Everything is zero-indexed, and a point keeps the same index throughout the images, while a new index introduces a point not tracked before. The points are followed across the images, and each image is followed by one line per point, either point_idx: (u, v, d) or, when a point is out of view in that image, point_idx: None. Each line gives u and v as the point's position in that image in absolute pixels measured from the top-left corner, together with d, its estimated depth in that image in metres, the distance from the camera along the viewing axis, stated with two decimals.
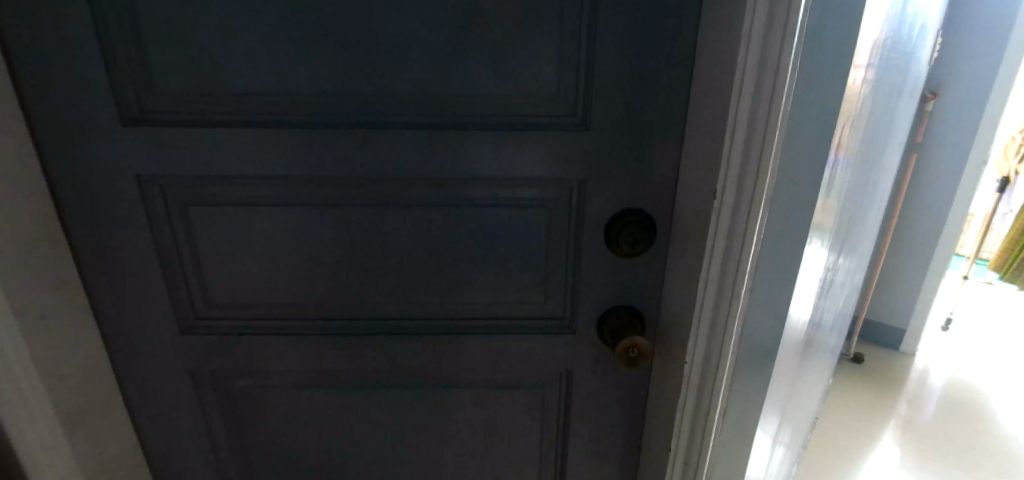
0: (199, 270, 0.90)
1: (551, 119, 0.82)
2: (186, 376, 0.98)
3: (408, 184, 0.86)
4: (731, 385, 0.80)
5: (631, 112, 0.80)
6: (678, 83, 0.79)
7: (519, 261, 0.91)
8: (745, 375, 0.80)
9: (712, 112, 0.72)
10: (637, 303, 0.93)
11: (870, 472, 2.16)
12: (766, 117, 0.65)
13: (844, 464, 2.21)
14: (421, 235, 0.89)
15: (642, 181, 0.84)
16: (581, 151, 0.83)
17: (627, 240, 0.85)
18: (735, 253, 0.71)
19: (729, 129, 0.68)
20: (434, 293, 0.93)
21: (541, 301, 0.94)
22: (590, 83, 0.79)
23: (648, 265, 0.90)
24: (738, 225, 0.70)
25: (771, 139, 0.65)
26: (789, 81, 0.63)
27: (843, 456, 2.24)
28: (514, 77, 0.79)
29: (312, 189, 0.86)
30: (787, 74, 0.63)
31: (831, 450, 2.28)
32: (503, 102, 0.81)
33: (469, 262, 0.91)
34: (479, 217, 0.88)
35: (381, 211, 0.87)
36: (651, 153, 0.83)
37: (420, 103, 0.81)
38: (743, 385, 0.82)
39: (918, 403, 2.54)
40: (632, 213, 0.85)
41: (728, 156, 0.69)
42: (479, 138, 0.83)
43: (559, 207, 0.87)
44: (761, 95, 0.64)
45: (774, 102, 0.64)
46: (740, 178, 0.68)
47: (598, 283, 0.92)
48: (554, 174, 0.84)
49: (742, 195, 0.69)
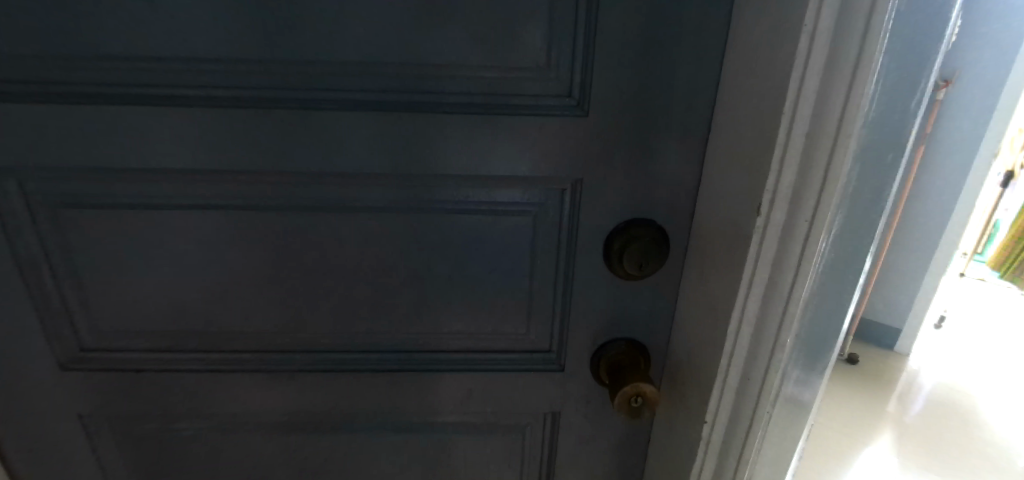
0: (79, 290, 0.70)
1: (537, 100, 0.61)
2: (72, 417, 0.78)
3: (348, 184, 0.66)
4: (765, 452, 0.62)
5: (644, 94, 0.60)
6: (711, 54, 0.59)
7: (494, 282, 0.72)
8: (781, 441, 0.62)
9: (758, 95, 0.52)
10: (641, 334, 0.75)
11: (859, 471, 2.04)
12: (840, 109, 0.45)
13: (832, 461, 2.08)
14: (370, 248, 0.69)
15: (655, 184, 0.65)
16: (578, 145, 0.63)
17: (633, 261, 0.66)
18: (782, 291, 0.53)
19: (783, 123, 0.49)
20: (387, 321, 0.74)
21: (523, 331, 0.75)
22: (593, 53, 0.58)
23: (655, 289, 0.72)
24: (788, 253, 0.52)
25: (848, 140, 0.46)
26: (883, 54, 0.43)
27: (831, 453, 2.12)
28: (491, 42, 0.58)
29: (225, 187, 0.65)
30: (880, 44, 0.42)
31: (819, 447, 2.15)
32: (474, 77, 0.60)
33: (431, 282, 0.72)
34: (443, 227, 0.68)
35: (315, 218, 0.68)
36: (669, 148, 0.63)
37: (364, 77, 0.60)
38: (783, 455, 0.63)
39: (908, 397, 2.43)
40: (640, 226, 0.66)
41: (779, 159, 0.50)
42: (442, 124, 0.62)
43: (545, 215, 0.68)
44: (835, 75, 0.45)
45: (853, 87, 0.44)
46: (796, 191, 0.49)
47: (594, 310, 0.73)
48: (541, 173, 0.65)
49: (796, 215, 0.50)
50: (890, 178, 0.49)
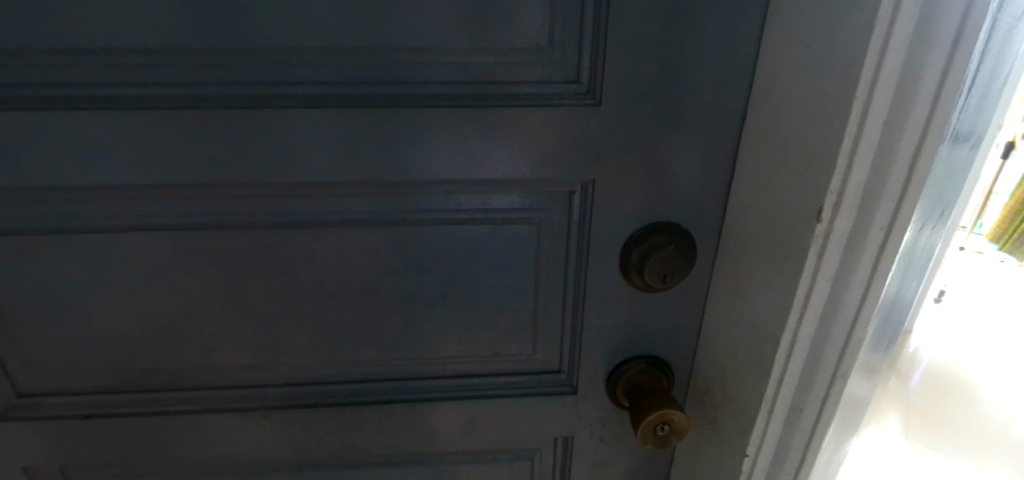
0: (7, 331, 0.60)
1: (537, 86, 0.51)
2: (20, 470, 0.68)
3: (317, 196, 0.55)
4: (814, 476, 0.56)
5: (666, 79, 0.50)
6: (750, 25, 0.48)
7: (493, 300, 0.62)
8: (829, 460, 0.56)
9: (811, 75, 0.42)
10: (662, 351, 0.66)
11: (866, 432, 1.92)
12: (933, 94, 0.37)
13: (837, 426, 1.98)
14: (348, 267, 0.60)
15: (681, 183, 0.55)
16: (590, 140, 0.53)
17: (655, 271, 0.57)
18: (846, 309, 0.45)
19: (852, 112, 0.39)
20: (371, 348, 0.64)
21: (528, 352, 0.66)
22: (606, 29, 0.48)
23: (678, 300, 0.63)
24: (856, 267, 0.44)
25: (941, 133, 0.38)
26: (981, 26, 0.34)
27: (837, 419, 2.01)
28: (481, 19, 0.48)
29: (171, 204, 0.55)
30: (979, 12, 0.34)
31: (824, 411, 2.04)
32: (462, 63, 0.49)
33: (421, 302, 0.62)
34: (432, 241, 0.59)
35: (281, 237, 0.58)
36: (698, 141, 0.53)
37: (328, 67, 0.49)
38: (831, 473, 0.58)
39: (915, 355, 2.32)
40: (664, 233, 0.57)
41: (846, 156, 0.41)
42: (426, 123, 0.52)
43: (551, 222, 0.58)
44: (928, 52, 0.36)
45: (952, 67, 0.36)
46: (869, 195, 0.41)
47: (609, 326, 0.64)
48: (546, 175, 0.55)
49: (868, 223, 0.42)
50: (956, 164, 0.42)
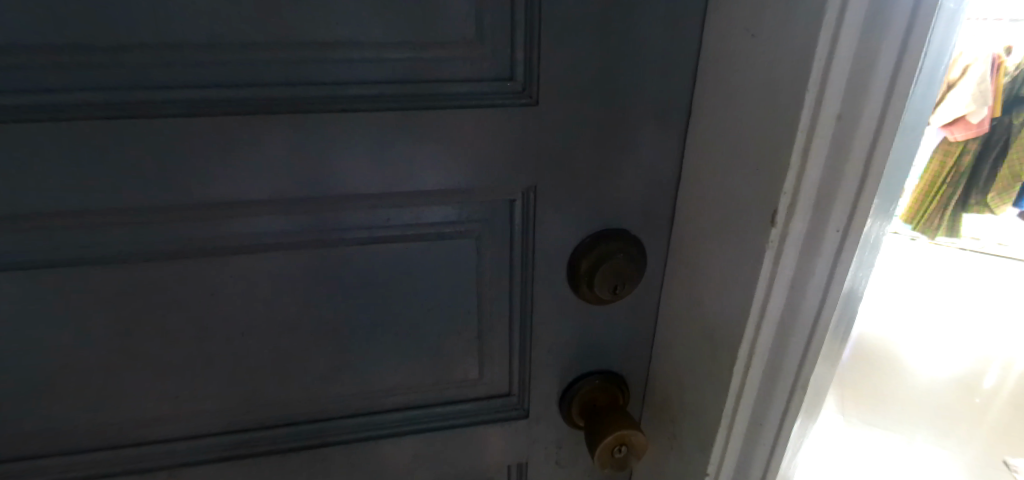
0: None
1: (465, 87, 0.46)
2: None
3: (220, 218, 0.48)
4: None
5: (605, 77, 0.46)
6: (690, 16, 0.45)
7: (432, 324, 0.57)
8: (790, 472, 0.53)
9: (759, 66, 0.39)
10: (617, 365, 0.62)
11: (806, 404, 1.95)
12: (888, 87, 0.34)
13: None
14: (265, 297, 0.53)
15: (628, 185, 0.52)
16: (528, 143, 0.49)
17: (605, 282, 0.53)
18: (805, 317, 0.42)
19: (805, 107, 0.36)
20: (297, 385, 0.58)
21: (475, 376, 0.61)
22: (537, 24, 0.44)
23: (631, 310, 0.59)
24: (812, 271, 0.40)
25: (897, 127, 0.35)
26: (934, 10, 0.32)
27: None
28: (398, 10, 0.42)
29: (42, 234, 0.47)
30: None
31: None
32: (379, 60, 0.44)
33: (352, 330, 0.56)
34: (359, 262, 0.53)
35: (181, 268, 0.50)
36: (643, 140, 0.50)
37: (222, 66, 0.43)
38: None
39: None
40: (614, 240, 0.53)
41: (800, 154, 0.37)
42: (340, 131, 0.46)
43: (490, 235, 0.53)
44: (880, 39, 0.33)
45: (906, 57, 0.33)
46: (824, 194, 0.38)
47: (561, 342, 0.59)
48: (482, 183, 0.50)
49: (824, 225, 0.39)
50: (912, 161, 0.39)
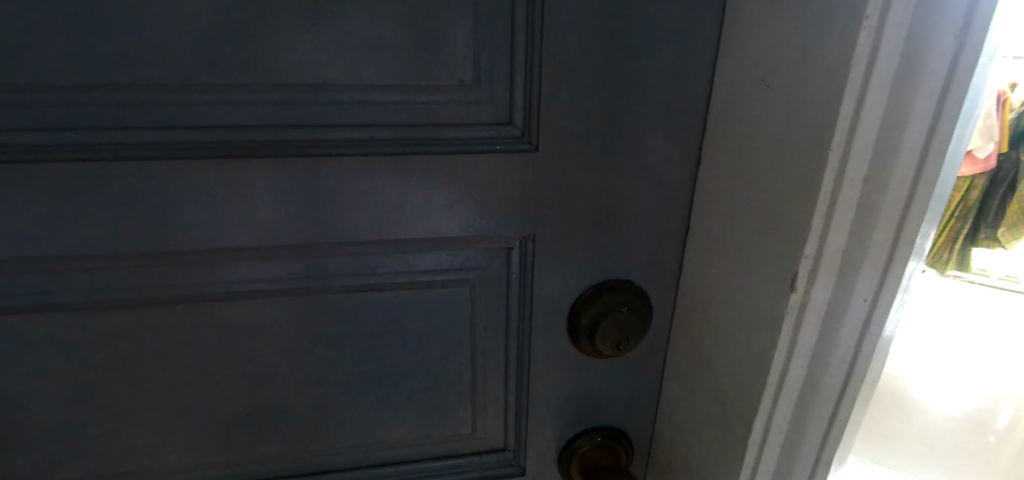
0: None
1: (460, 133, 0.43)
2: None
3: (199, 265, 0.45)
4: None
5: (608, 125, 0.44)
6: (699, 64, 0.43)
7: (422, 376, 0.54)
8: None
9: (775, 119, 0.36)
10: (619, 422, 0.58)
11: None
12: (921, 151, 0.31)
13: None
14: (245, 346, 0.50)
15: (633, 235, 0.49)
16: (528, 190, 0.46)
17: (608, 338, 0.50)
18: (828, 390, 0.39)
19: (829, 169, 0.33)
20: (278, 438, 0.54)
21: (467, 430, 0.57)
22: (537, 70, 0.41)
23: (635, 365, 0.55)
24: (836, 342, 0.37)
25: (932, 195, 0.31)
26: (974, 71, 0.29)
27: None
28: (391, 50, 0.40)
29: (7, 280, 0.44)
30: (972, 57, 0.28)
31: None
32: (369, 104, 0.41)
33: (337, 382, 0.52)
34: (346, 311, 0.50)
35: (157, 317, 0.47)
36: (650, 188, 0.47)
37: (201, 106, 0.40)
38: None
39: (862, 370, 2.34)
40: (616, 292, 0.50)
41: (823, 216, 0.34)
42: (328, 176, 0.43)
43: (485, 285, 0.50)
44: (912, 100, 0.30)
45: (941, 120, 0.30)
46: (850, 260, 0.35)
47: (559, 397, 0.56)
48: (477, 231, 0.47)
49: (849, 293, 0.35)
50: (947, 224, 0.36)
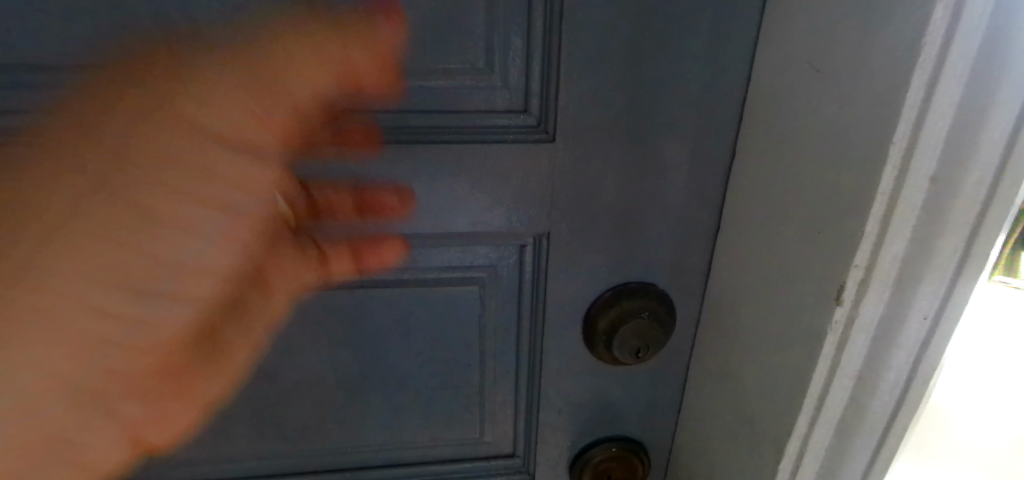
0: None
1: (469, 119, 0.40)
2: None
3: None
4: None
5: (633, 115, 0.40)
6: (737, 49, 0.38)
7: (428, 377, 0.51)
8: None
9: (825, 110, 0.32)
10: (636, 431, 0.55)
11: None
12: (1003, 151, 0.26)
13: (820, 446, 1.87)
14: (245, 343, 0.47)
15: (657, 235, 0.45)
16: (544, 185, 0.42)
17: (627, 345, 0.46)
18: (875, 414, 0.35)
19: (888, 167, 0.28)
20: (279, 435, 0.52)
21: (475, 435, 0.55)
22: (555, 52, 0.37)
23: (655, 373, 0.52)
24: (889, 362, 0.33)
25: (1010, 199, 0.28)
26: None
27: None
28: (395, 29, 0.36)
29: None
30: None
31: None
32: (373, 86, 0.38)
33: (340, 380, 0.50)
34: (348, 307, 0.47)
35: None
36: (678, 185, 0.43)
37: None
38: None
39: None
40: (636, 296, 0.46)
41: (879, 222, 0.29)
42: (325, 163, 0.40)
43: (495, 283, 0.47)
44: (994, 90, 0.25)
45: None
46: (908, 272, 0.30)
47: (573, 405, 0.53)
48: (488, 227, 0.44)
49: (906, 310, 0.31)
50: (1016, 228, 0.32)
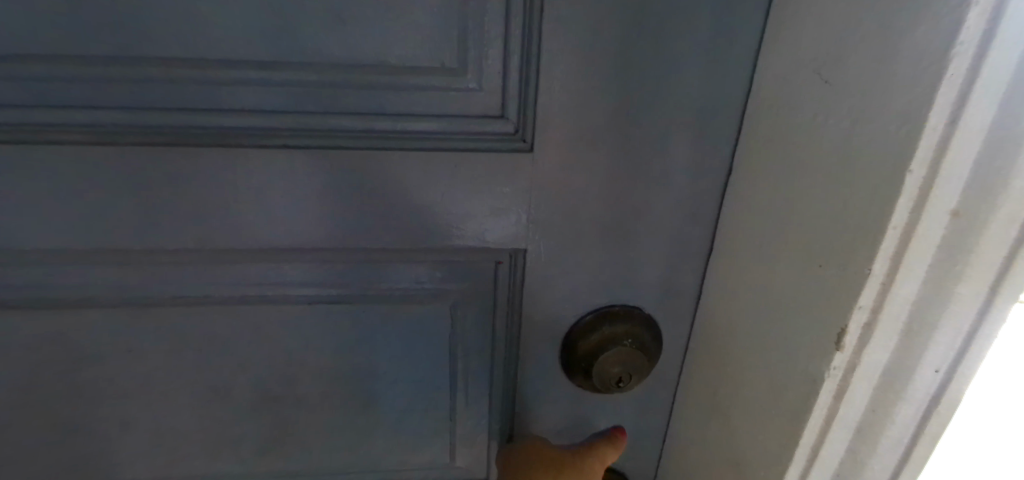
0: None
1: (438, 125, 0.36)
2: None
3: (138, 266, 0.39)
4: None
5: (621, 126, 0.36)
6: (738, 56, 0.35)
7: (395, 398, 0.47)
8: None
9: (833, 128, 0.28)
10: (618, 461, 0.51)
11: None
12: None
13: None
14: (196, 358, 0.44)
15: (645, 256, 0.41)
16: (522, 200, 0.38)
17: (608, 376, 0.42)
18: (877, 467, 0.31)
19: (903, 198, 0.24)
20: (234, 455, 0.48)
21: (446, 459, 0.51)
22: (537, 54, 0.34)
23: (640, 401, 0.48)
24: (895, 415, 0.30)
25: None
26: None
27: None
28: (356, 22, 0.33)
29: None
30: None
31: None
32: (331, 85, 0.34)
33: (299, 400, 0.46)
34: (308, 324, 0.43)
35: (95, 321, 0.42)
36: (669, 203, 0.39)
37: (131, 84, 0.33)
38: None
39: None
40: (621, 321, 0.43)
41: (889, 259, 0.26)
42: (279, 171, 0.36)
43: (468, 302, 0.43)
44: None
45: None
46: (920, 317, 0.27)
47: (550, 432, 0.49)
48: (459, 244, 0.40)
49: (916, 361, 0.28)
50: None
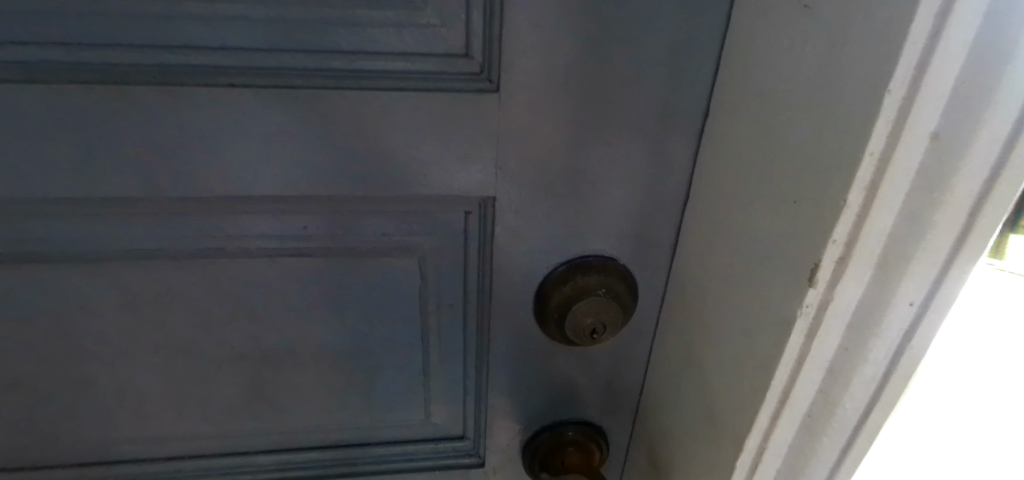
0: None
1: (398, 62, 0.34)
2: None
3: (87, 219, 0.38)
4: None
5: (592, 65, 0.34)
6: None
7: (366, 355, 0.46)
8: None
9: (810, 57, 0.27)
10: (594, 415, 0.51)
11: None
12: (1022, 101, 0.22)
13: None
14: (157, 315, 0.42)
15: (619, 205, 0.40)
16: (489, 145, 0.37)
17: (581, 328, 0.41)
18: (849, 408, 0.31)
19: (880, 121, 0.23)
20: (203, 414, 0.47)
21: (421, 415, 0.50)
22: None
23: (615, 354, 0.48)
24: (868, 354, 0.29)
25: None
26: None
27: None
28: None
29: None
30: None
31: None
32: (282, 19, 0.32)
33: (267, 358, 0.45)
34: (272, 279, 0.42)
35: (47, 276, 0.40)
36: (643, 147, 0.38)
37: (64, 18, 0.31)
38: None
39: None
40: (595, 272, 0.42)
41: (863, 190, 0.25)
42: (229, 113, 0.34)
43: (437, 256, 0.42)
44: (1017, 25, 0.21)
45: None
46: (896, 251, 0.26)
47: (525, 387, 0.48)
48: (426, 192, 0.38)
49: (890, 296, 0.27)
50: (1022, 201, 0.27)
